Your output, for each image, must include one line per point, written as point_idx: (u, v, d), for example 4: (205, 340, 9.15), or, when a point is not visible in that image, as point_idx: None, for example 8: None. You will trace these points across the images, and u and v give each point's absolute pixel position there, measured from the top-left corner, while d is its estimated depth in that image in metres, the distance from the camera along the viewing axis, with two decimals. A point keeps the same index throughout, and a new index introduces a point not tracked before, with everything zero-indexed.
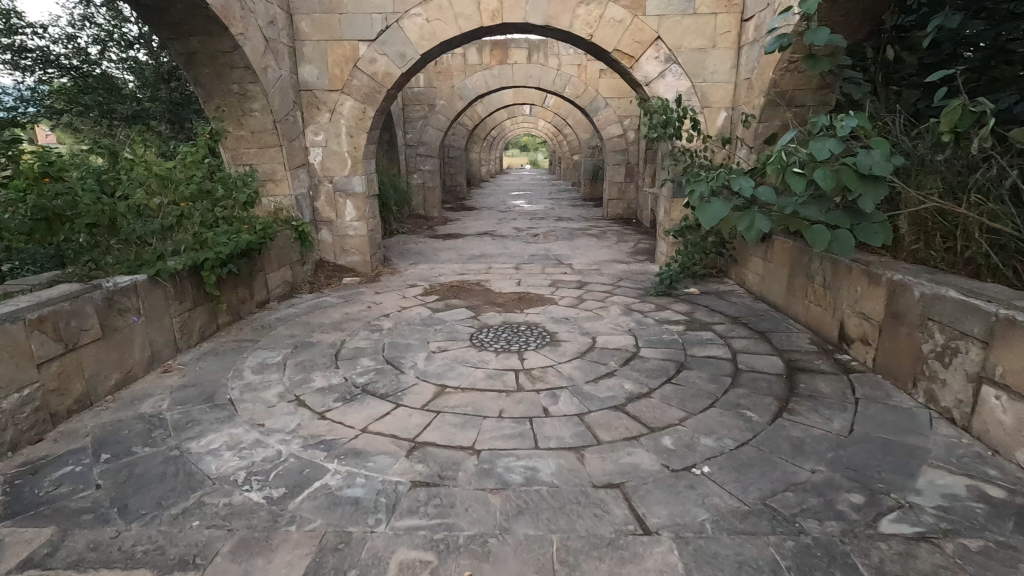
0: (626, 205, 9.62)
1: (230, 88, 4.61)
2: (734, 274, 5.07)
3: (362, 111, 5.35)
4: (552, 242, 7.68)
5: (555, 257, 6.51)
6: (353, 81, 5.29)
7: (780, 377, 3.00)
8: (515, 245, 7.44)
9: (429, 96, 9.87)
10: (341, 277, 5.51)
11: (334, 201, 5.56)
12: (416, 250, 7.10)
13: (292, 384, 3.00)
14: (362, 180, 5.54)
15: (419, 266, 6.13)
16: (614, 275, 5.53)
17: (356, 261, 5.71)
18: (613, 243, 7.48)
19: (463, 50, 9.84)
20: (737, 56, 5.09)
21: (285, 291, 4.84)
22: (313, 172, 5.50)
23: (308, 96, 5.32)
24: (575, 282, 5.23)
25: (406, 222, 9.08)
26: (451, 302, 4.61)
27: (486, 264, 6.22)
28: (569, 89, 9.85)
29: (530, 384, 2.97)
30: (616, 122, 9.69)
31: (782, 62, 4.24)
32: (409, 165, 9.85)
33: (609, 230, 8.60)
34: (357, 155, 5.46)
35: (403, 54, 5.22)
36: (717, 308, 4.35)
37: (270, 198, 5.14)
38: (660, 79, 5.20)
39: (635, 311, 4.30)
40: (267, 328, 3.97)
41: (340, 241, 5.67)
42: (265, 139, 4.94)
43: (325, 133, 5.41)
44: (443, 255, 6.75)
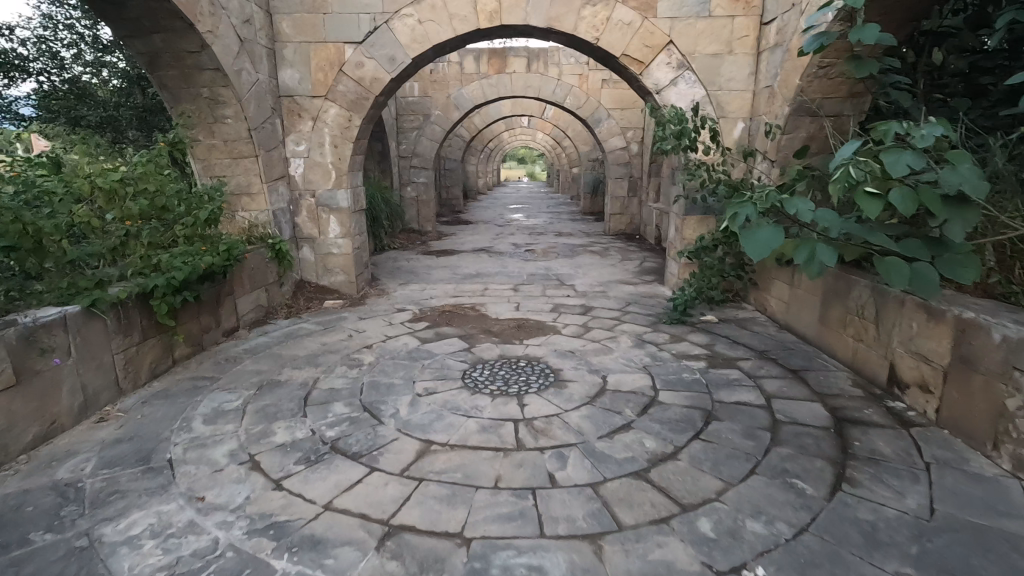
0: (628, 221, 9.19)
1: (199, 92, 4.17)
2: (754, 298, 4.62)
3: (348, 119, 4.91)
4: (552, 260, 7.24)
5: (556, 277, 6.06)
6: (338, 87, 4.85)
7: (827, 432, 2.53)
8: (513, 263, 6.99)
9: (424, 106, 9.48)
10: (323, 299, 5.03)
11: (317, 217, 5.11)
12: (407, 268, 6.65)
13: (248, 439, 2.51)
14: (348, 194, 5.09)
15: (409, 286, 5.67)
16: (620, 298, 5.08)
17: (340, 282, 5.24)
18: (617, 262, 7.05)
19: (460, 58, 9.46)
20: (756, 63, 4.69)
21: (258, 316, 4.36)
22: (294, 185, 5.04)
23: (289, 103, 4.88)
24: (578, 307, 4.77)
25: (398, 237, 8.63)
26: (442, 330, 4.15)
27: (482, 285, 5.77)
28: (569, 99, 9.46)
29: (531, 440, 2.50)
30: (618, 134, 9.29)
31: (811, 66, 3.84)
32: (402, 178, 9.42)
33: (612, 247, 8.17)
34: (342, 167, 5.01)
35: (393, 58, 4.80)
36: (739, 340, 3.89)
37: (245, 213, 4.69)
38: (671, 86, 4.79)
39: (648, 343, 3.84)
40: (232, 362, 3.50)
41: (323, 260, 5.20)
42: (239, 148, 4.49)
43: (308, 143, 4.96)
44: (436, 274, 6.29)
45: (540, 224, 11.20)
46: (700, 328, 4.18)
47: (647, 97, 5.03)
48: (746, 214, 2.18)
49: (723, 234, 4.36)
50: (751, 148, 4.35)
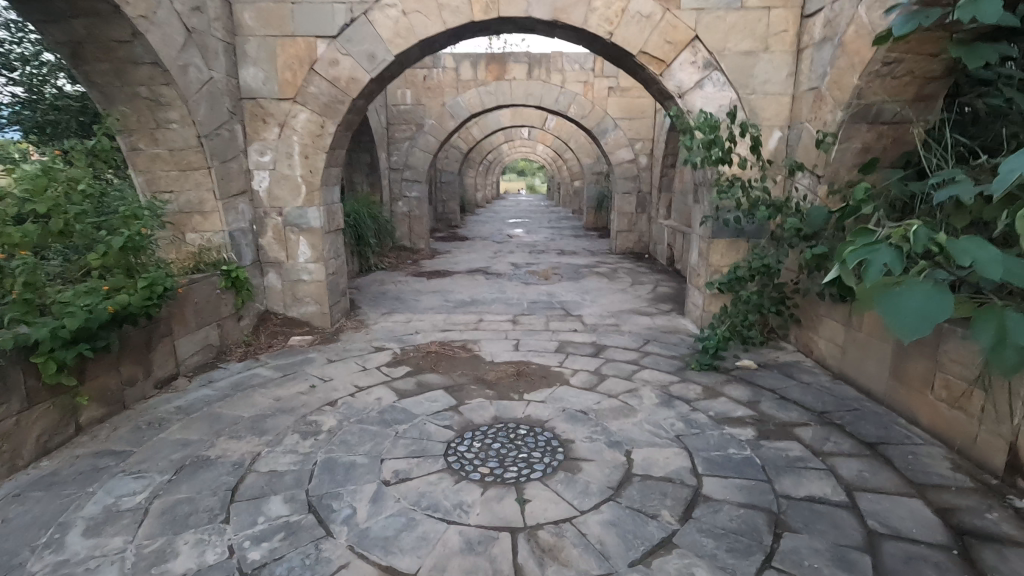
0: (637, 239, 8.63)
1: (136, 91, 3.48)
2: (797, 337, 3.92)
3: (321, 125, 4.24)
4: (555, 283, 6.56)
5: (561, 305, 5.36)
6: (309, 88, 4.17)
7: (949, 558, 1.81)
8: (512, 287, 6.30)
9: (417, 115, 8.81)
10: (289, 335, 4.32)
11: (284, 238, 4.42)
12: (393, 293, 5.96)
13: (136, 566, 1.79)
14: (320, 212, 4.40)
15: (393, 316, 4.98)
16: (635, 335, 4.37)
17: (311, 313, 4.53)
18: (627, 286, 6.35)
19: (456, 64, 8.79)
20: (795, 63, 4.03)
21: (205, 360, 3.65)
22: (257, 201, 4.35)
23: (252, 106, 4.20)
24: (588, 346, 4.07)
25: (387, 257, 7.96)
26: (424, 379, 3.44)
27: (476, 314, 5.08)
28: (573, 109, 8.77)
29: (536, 568, 1.78)
30: (626, 146, 8.64)
31: (873, 63, 3.19)
32: (393, 192, 8.73)
33: (619, 268, 7.50)
34: (314, 180, 4.32)
35: (373, 55, 4.13)
36: (788, 395, 3.17)
37: (197, 235, 3.98)
38: (696, 89, 4.11)
39: (677, 400, 3.11)
40: (156, 426, 2.78)
41: (291, 288, 4.50)
42: (188, 158, 3.80)
43: (274, 153, 4.28)
44: (425, 301, 5.60)
45: (540, 240, 10.53)
46: (737, 377, 3.46)
47: (667, 103, 4.36)
48: (882, 266, 1.64)
49: (761, 263, 3.66)
50: (799, 161, 3.65)
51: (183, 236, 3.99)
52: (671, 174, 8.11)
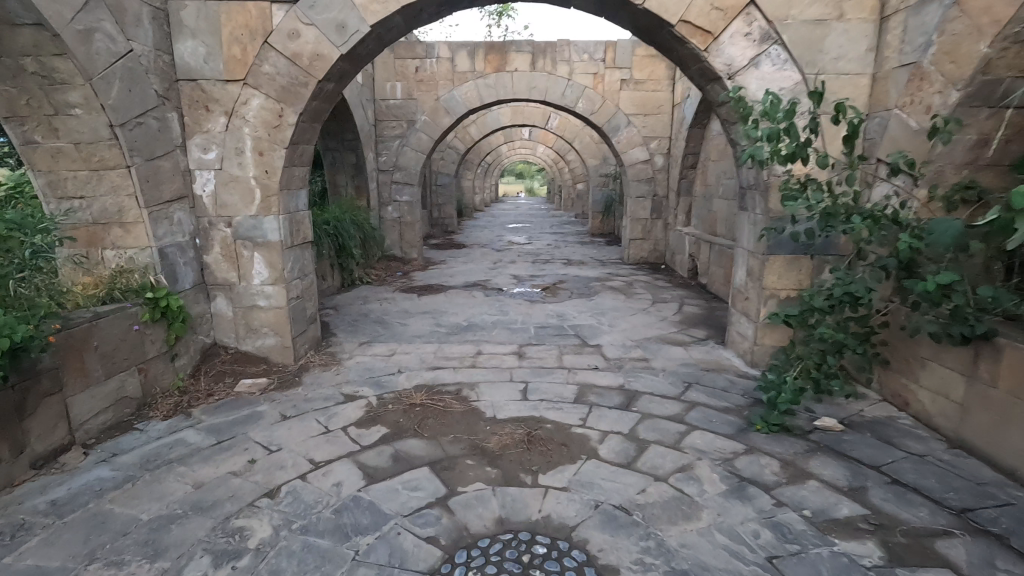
0: (651, 248, 7.90)
1: (20, 65, 2.62)
2: (886, 384, 3.06)
3: (279, 113, 3.38)
4: (564, 301, 5.73)
5: (574, 331, 4.52)
6: (262, 67, 3.32)
7: None
8: (515, 306, 5.47)
9: (408, 110, 7.85)
10: (241, 377, 3.46)
11: (235, 255, 3.56)
12: (375, 315, 5.12)
13: None
14: (280, 222, 3.54)
15: (374, 347, 4.13)
16: (671, 375, 3.51)
17: (269, 347, 3.67)
18: (648, 304, 5.53)
19: (451, 54, 7.75)
20: (877, 35, 3.18)
21: (117, 420, 2.79)
22: (201, 209, 3.49)
23: (191, 90, 3.34)
24: (614, 393, 3.22)
25: (375, 269, 7.15)
26: (404, 448, 2.58)
27: (474, 344, 4.23)
28: (582, 103, 7.84)
29: None
30: (641, 145, 7.81)
31: (1012, 25, 2.37)
32: (382, 196, 7.89)
33: (635, 282, 6.68)
34: (271, 183, 3.47)
35: (342, 25, 3.28)
36: (902, 477, 2.31)
37: (117, 252, 3.12)
38: (750, 68, 3.27)
39: (750, 486, 2.25)
40: (6, 541, 1.91)
41: (245, 316, 3.64)
42: (100, 154, 2.94)
43: (220, 148, 3.42)
44: (413, 325, 4.76)
45: (544, 248, 9.72)
46: (819, 443, 2.61)
47: (711, 87, 3.51)
48: None
49: (846, 291, 2.80)
50: (902, 162, 2.70)
51: (99, 254, 3.12)
52: (692, 176, 7.29)
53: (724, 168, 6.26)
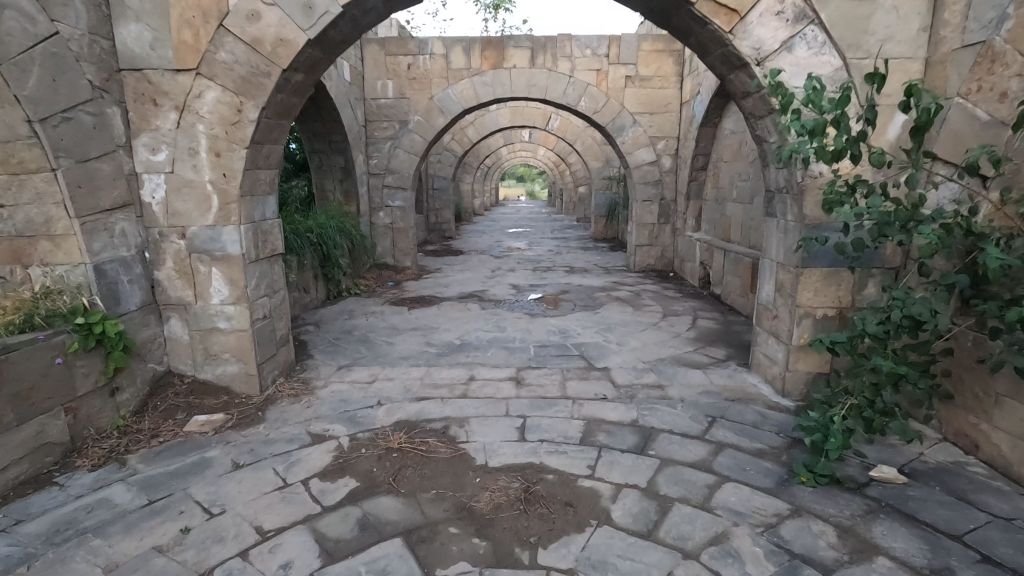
0: (659, 255, 7.50)
1: None
2: (952, 423, 2.59)
3: (238, 108, 2.93)
4: (567, 314, 5.28)
5: (579, 351, 4.06)
6: (217, 54, 2.86)
7: None
8: (513, 320, 5.02)
9: (400, 110, 7.38)
10: (195, 411, 3.00)
11: (191, 271, 3.11)
12: (360, 332, 4.67)
13: None
14: (242, 232, 3.09)
15: (354, 371, 3.68)
16: (691, 407, 3.05)
17: (231, 374, 3.22)
18: (658, 317, 5.08)
19: (446, 50, 7.25)
20: (931, 12, 2.73)
21: (32, 473, 2.34)
22: (150, 219, 3.04)
23: (135, 81, 2.89)
24: (627, 432, 2.75)
25: (365, 278, 6.75)
26: (376, 508, 2.13)
27: (467, 367, 3.77)
28: (585, 102, 7.34)
29: None
30: (647, 145, 7.37)
31: None
32: (373, 201, 7.46)
33: (642, 292, 6.23)
34: (230, 188, 3.02)
35: (310, 5, 2.83)
36: (994, 553, 1.84)
37: (45, 270, 2.67)
38: (782, 52, 2.81)
39: (804, 567, 1.79)
40: None
41: (202, 340, 3.18)
42: (20, 156, 2.50)
43: (170, 149, 2.97)
44: (401, 344, 4.31)
45: (545, 254, 9.29)
46: (880, 501, 2.15)
47: (736, 75, 3.05)
48: None
49: (907, 315, 2.32)
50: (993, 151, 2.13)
51: (24, 271, 2.68)
52: (702, 178, 6.84)
53: (739, 170, 5.81)
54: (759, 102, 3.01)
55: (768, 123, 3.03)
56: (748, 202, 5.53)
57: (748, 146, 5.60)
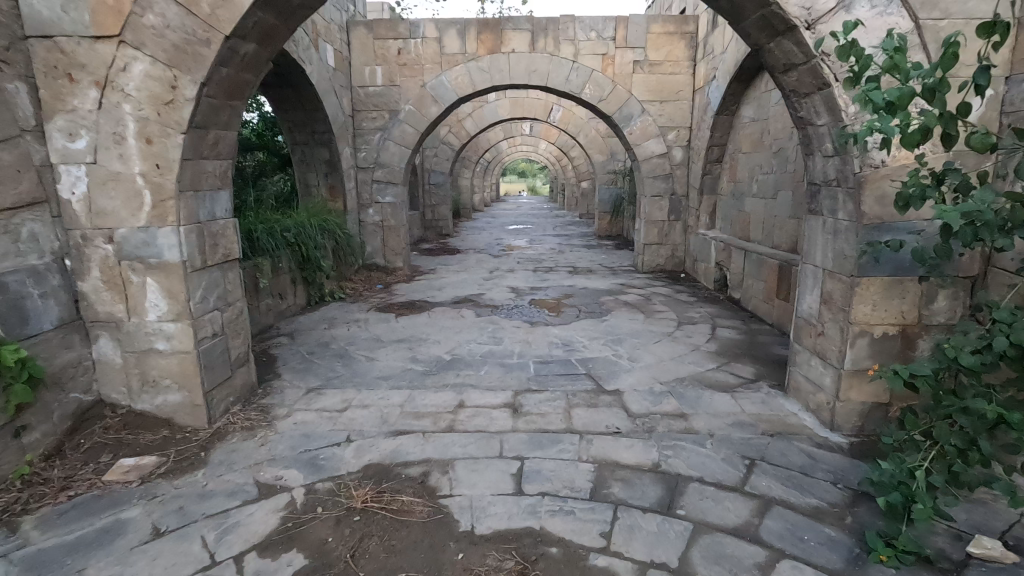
0: (669, 254, 7.01)
1: None
2: None
3: (172, 84, 2.41)
4: (572, 321, 4.77)
5: (585, 369, 3.54)
6: (145, 18, 2.34)
7: None
8: (511, 330, 4.50)
9: (390, 99, 6.82)
10: (125, 451, 2.48)
11: (121, 281, 2.59)
12: (339, 344, 4.15)
13: None
14: (181, 236, 2.56)
15: (324, 395, 3.16)
16: (722, 446, 2.53)
17: (173, 404, 2.70)
18: (673, 326, 4.57)
19: (439, 33, 6.68)
20: None
21: None
22: (70, 219, 2.51)
23: (45, 52, 2.36)
24: (647, 481, 2.24)
25: (352, 281, 6.25)
26: None
27: (456, 390, 3.26)
28: (589, 89, 6.79)
29: None
30: (656, 136, 6.83)
31: None
32: (362, 197, 6.94)
33: (653, 296, 5.72)
34: (165, 182, 2.49)
35: None
36: None
37: None
38: (839, 12, 2.30)
39: None
40: None
41: (138, 364, 2.67)
42: None
43: (91, 134, 2.44)
44: (383, 360, 3.79)
45: (546, 253, 8.77)
46: None
47: (778, 43, 2.52)
48: None
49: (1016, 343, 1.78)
50: None
51: None
52: (717, 172, 6.31)
53: (761, 161, 5.26)
54: (808, 75, 2.49)
55: (818, 101, 2.51)
56: (773, 197, 4.99)
57: (771, 136, 5.06)
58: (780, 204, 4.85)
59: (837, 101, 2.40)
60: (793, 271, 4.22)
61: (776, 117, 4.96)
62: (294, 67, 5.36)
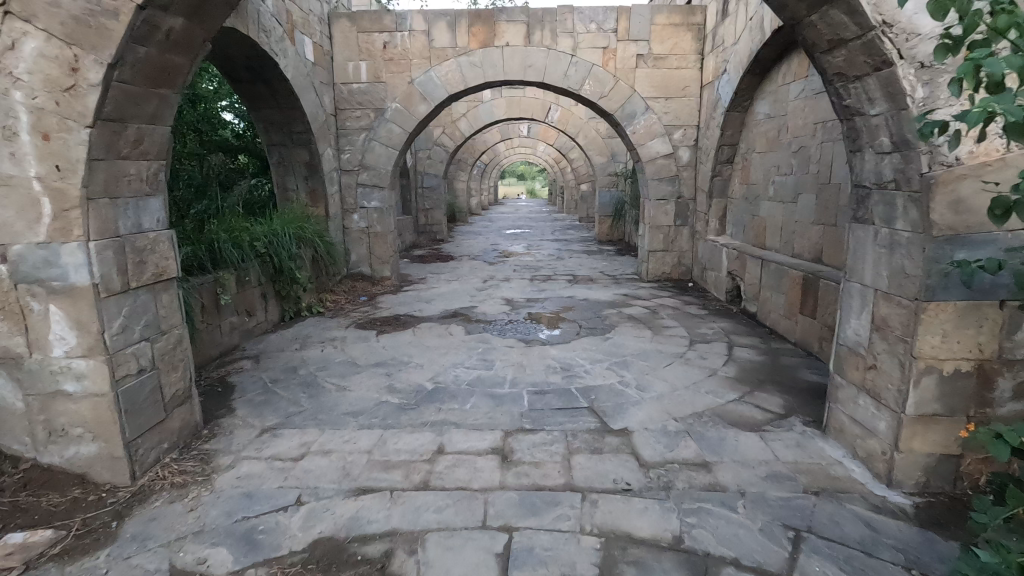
0: (675, 261, 6.55)
1: None
2: None
3: (71, 65, 1.94)
4: (571, 339, 4.29)
5: (588, 401, 3.07)
6: None
7: None
8: (504, 350, 4.02)
9: (375, 96, 6.34)
10: (18, 522, 2.01)
11: (18, 308, 2.11)
12: (309, 369, 3.67)
13: None
14: (91, 253, 2.09)
15: (280, 438, 2.68)
16: (759, 510, 2.05)
17: (87, 457, 2.23)
18: (684, 345, 4.10)
19: (428, 26, 6.21)
20: None
21: None
22: None
23: None
24: (668, 565, 1.76)
25: (333, 293, 5.78)
26: None
27: (437, 428, 2.78)
28: (589, 85, 6.32)
29: None
30: (661, 135, 6.36)
31: None
32: (346, 202, 6.47)
33: (660, 308, 5.25)
34: (68, 187, 2.02)
35: None
36: None
37: None
38: None
39: None
40: None
41: (43, 409, 2.19)
42: None
43: None
44: (356, 389, 3.31)
45: (544, 260, 8.31)
46: None
47: (823, 14, 2.06)
48: None
49: None
50: None
51: None
52: (728, 173, 5.84)
53: (778, 162, 4.80)
54: (862, 54, 2.03)
55: (872, 86, 2.04)
56: (793, 201, 4.52)
57: (790, 134, 4.60)
58: (802, 209, 4.38)
59: (900, 84, 1.94)
60: (820, 284, 3.75)
61: (796, 112, 4.49)
62: (266, 60, 4.89)
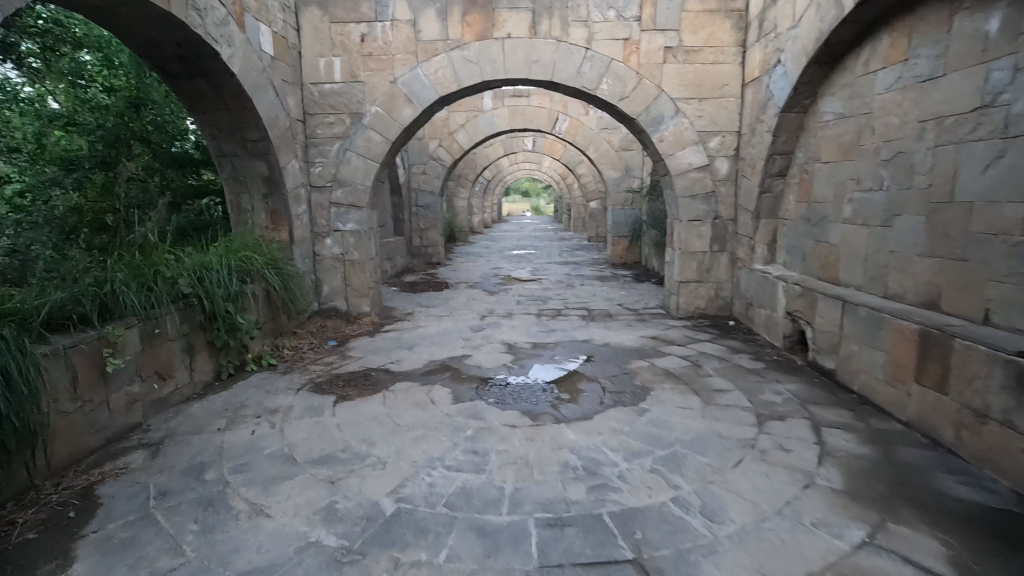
0: (711, 294, 5.45)
1: None
2: None
3: None
4: (594, 412, 3.17)
5: (631, 546, 1.95)
6: None
7: None
8: (502, 433, 2.90)
9: (351, 98, 5.31)
10: None
11: None
12: (221, 469, 2.56)
13: None
14: None
15: None
16: None
17: None
18: (752, 424, 2.96)
19: (414, 15, 5.21)
20: None
21: None
22: None
23: None
24: None
25: (295, 336, 4.70)
26: None
27: None
28: (607, 85, 5.27)
29: None
30: (694, 144, 5.29)
31: None
32: (317, 225, 5.41)
33: (702, 359, 4.13)
34: None
35: None
36: None
37: None
38: None
39: None
40: None
41: None
42: None
43: None
44: (276, 513, 2.19)
45: (553, 288, 7.21)
46: None
47: None
48: None
49: None
50: None
51: None
52: (780, 189, 4.75)
53: (858, 172, 3.71)
54: None
55: None
56: (884, 224, 3.42)
57: (877, 137, 3.51)
58: (899, 235, 3.28)
59: None
60: (950, 345, 2.63)
61: (888, 107, 3.41)
62: (203, 49, 3.85)
